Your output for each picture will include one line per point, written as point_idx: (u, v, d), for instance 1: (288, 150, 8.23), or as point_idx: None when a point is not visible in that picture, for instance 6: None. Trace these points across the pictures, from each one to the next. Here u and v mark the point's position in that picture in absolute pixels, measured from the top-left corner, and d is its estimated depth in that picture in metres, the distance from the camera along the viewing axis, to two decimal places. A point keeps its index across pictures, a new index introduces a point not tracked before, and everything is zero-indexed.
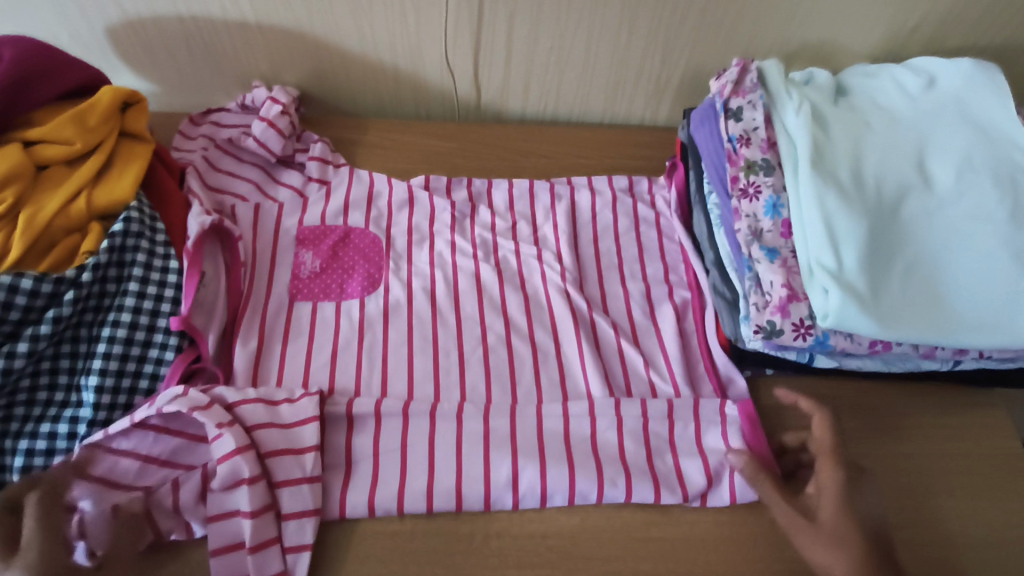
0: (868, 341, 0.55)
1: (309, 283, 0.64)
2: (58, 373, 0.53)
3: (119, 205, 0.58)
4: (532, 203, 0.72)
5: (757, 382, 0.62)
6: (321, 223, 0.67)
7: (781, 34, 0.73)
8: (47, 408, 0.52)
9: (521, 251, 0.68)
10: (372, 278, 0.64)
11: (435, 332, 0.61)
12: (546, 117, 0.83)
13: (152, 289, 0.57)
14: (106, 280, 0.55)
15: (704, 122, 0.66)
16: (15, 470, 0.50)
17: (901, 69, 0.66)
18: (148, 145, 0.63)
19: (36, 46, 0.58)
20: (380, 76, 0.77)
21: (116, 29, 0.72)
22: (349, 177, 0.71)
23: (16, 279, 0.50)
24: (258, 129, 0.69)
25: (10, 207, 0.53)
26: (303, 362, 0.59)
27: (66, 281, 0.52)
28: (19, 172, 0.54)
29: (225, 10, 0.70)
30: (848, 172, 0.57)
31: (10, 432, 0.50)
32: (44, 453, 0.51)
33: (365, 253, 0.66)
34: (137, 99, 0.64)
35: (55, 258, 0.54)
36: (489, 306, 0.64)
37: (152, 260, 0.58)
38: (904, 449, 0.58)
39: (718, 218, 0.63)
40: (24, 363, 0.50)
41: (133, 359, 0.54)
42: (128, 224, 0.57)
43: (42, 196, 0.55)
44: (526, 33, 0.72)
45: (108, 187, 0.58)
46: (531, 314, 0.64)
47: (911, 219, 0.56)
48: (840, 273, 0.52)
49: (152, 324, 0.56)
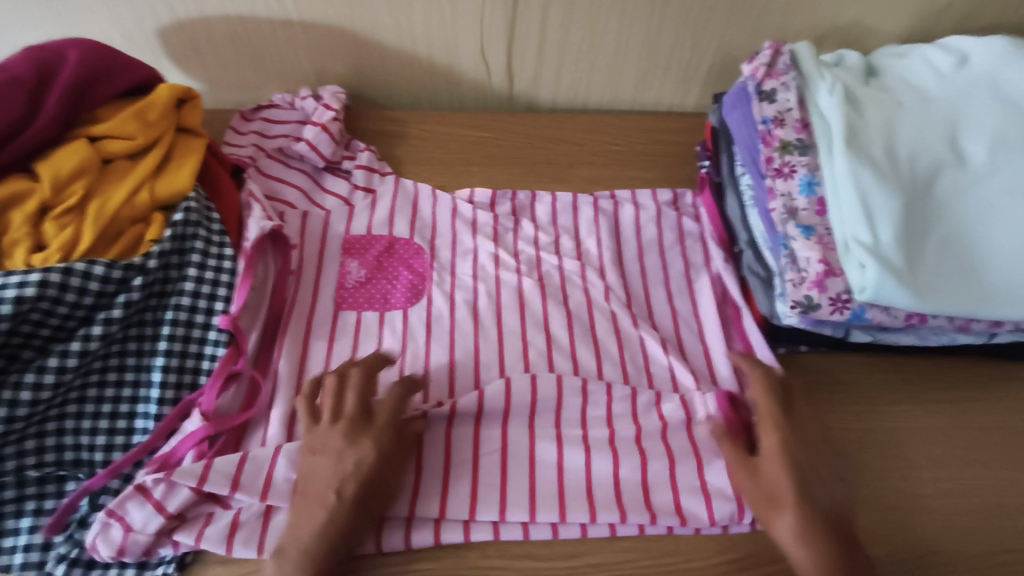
0: (905, 313, 0.56)
1: (354, 293, 0.65)
2: (127, 355, 0.56)
3: (178, 196, 0.61)
4: (575, 217, 0.72)
5: (793, 360, 0.63)
6: (367, 233, 0.69)
7: (811, 19, 0.74)
8: (119, 389, 0.55)
9: (565, 266, 0.68)
10: (416, 290, 0.66)
11: (477, 346, 0.62)
12: (577, 105, 0.84)
13: (209, 275, 0.60)
14: (169, 266, 0.58)
15: (736, 106, 0.67)
16: (99, 450, 0.54)
17: (932, 48, 0.66)
18: (201, 140, 0.67)
19: (99, 48, 0.62)
20: (416, 68, 0.79)
21: (166, 30, 0.75)
22: (394, 187, 0.73)
23: (89, 266, 0.53)
24: (310, 134, 0.72)
25: (80, 199, 0.57)
26: (351, 345, 0.62)
27: (135, 267, 0.55)
28: (87, 166, 0.58)
29: (270, 10, 0.73)
30: (881, 150, 0.58)
31: (89, 414, 0.54)
32: (125, 432, 0.55)
33: (409, 262, 0.68)
34: (193, 96, 0.67)
35: (121, 248, 0.57)
36: (532, 322, 0.64)
37: (209, 247, 0.61)
38: (939, 420, 0.59)
39: (752, 198, 0.64)
40: (99, 345, 0.54)
41: (194, 341, 0.58)
42: (187, 213, 0.60)
43: (108, 188, 0.59)
44: (559, 24, 0.74)
45: (168, 179, 0.62)
46: (568, 299, 0.66)
47: (945, 195, 0.57)
48: (876, 248, 0.54)
49: (210, 308, 0.59)
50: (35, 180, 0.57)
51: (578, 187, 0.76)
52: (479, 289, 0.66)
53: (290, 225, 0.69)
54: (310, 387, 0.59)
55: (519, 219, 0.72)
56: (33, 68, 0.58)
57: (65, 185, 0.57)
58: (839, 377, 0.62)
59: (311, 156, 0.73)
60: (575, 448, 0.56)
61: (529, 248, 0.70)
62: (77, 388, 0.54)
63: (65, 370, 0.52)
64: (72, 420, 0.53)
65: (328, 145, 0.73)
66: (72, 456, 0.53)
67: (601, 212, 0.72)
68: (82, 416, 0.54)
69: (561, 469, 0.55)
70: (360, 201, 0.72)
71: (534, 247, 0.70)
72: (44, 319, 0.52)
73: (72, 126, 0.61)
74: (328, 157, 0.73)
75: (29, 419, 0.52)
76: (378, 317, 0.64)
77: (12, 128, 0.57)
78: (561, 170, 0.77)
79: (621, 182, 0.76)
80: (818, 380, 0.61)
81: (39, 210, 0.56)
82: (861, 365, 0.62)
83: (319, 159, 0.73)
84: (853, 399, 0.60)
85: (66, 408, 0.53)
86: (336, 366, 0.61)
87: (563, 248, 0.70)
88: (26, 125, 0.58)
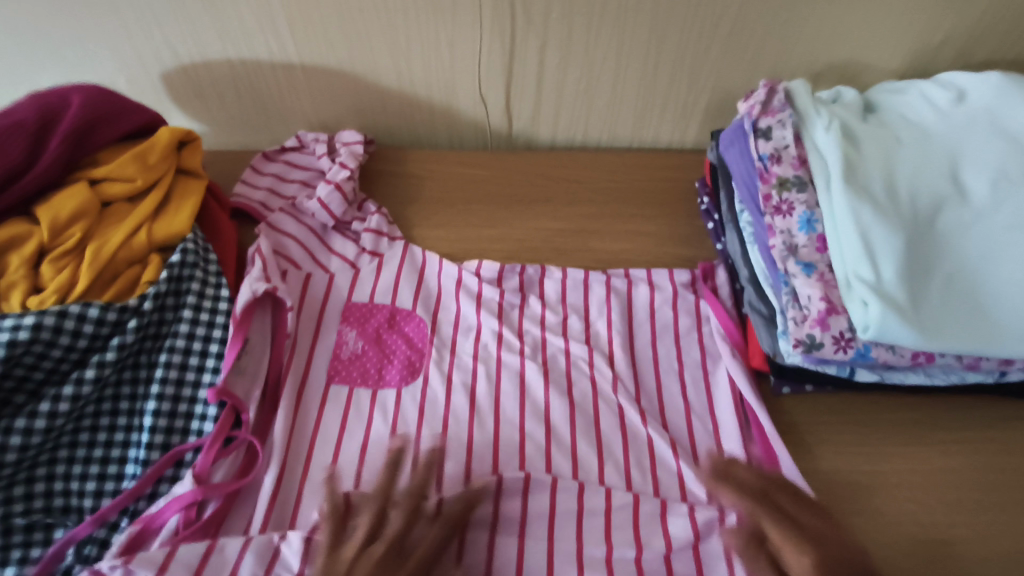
0: (911, 352, 0.55)
1: (348, 365, 0.64)
2: (121, 399, 0.55)
3: (177, 236, 0.62)
4: (586, 296, 0.68)
5: (798, 400, 0.61)
6: (370, 300, 0.68)
7: (807, 55, 0.74)
8: (112, 433, 0.54)
9: (571, 352, 0.65)
10: (412, 367, 0.63)
11: (473, 390, 0.62)
12: (576, 143, 0.85)
13: (204, 316, 0.60)
14: (165, 308, 0.58)
15: (733, 143, 0.67)
16: (88, 497, 0.53)
17: (929, 84, 0.66)
18: (201, 181, 0.67)
19: (104, 93, 0.64)
20: (416, 109, 0.80)
21: (171, 74, 0.77)
22: (402, 253, 0.71)
23: (84, 308, 0.53)
24: (324, 191, 0.72)
25: (78, 241, 0.57)
26: (341, 422, 0.60)
27: (130, 309, 0.55)
28: (86, 208, 0.58)
29: (273, 53, 0.74)
30: (881, 186, 0.57)
31: (80, 458, 0.53)
32: (114, 478, 0.54)
33: (411, 338, 0.66)
34: (193, 138, 0.68)
35: (117, 289, 0.57)
36: (530, 411, 0.61)
37: (206, 288, 0.61)
38: (953, 462, 0.57)
39: (752, 235, 0.64)
40: (91, 389, 0.53)
41: (188, 384, 0.57)
42: (184, 254, 0.60)
43: (106, 230, 0.59)
44: (556, 64, 0.75)
45: (167, 221, 0.62)
46: (571, 389, 0.63)
47: (948, 231, 0.56)
48: (878, 285, 0.53)
49: (205, 350, 0.59)
50: (34, 222, 0.57)
51: (577, 224, 0.75)
52: (476, 331, 0.66)
53: (290, 286, 0.68)
54: (293, 473, 0.57)
55: (518, 258, 0.72)
56: (37, 112, 0.59)
57: (64, 227, 0.57)
58: (848, 419, 0.60)
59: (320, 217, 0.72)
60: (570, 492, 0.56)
61: (535, 329, 0.66)
62: (68, 433, 0.53)
63: (57, 415, 0.52)
64: (62, 466, 0.53)
65: (341, 206, 0.72)
66: (61, 503, 0.52)
67: (613, 292, 0.68)
68: (73, 461, 0.53)
69: (553, 514, 0.55)
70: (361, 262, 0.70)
71: (539, 328, 0.66)
72: (37, 362, 0.52)
73: (74, 168, 0.62)
74: (338, 218, 0.72)
75: (18, 465, 0.51)
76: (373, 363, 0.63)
77: (13, 171, 0.58)
78: (560, 207, 0.76)
79: (620, 220, 0.76)
80: (826, 421, 0.60)
81: (38, 252, 0.56)
82: (871, 406, 0.60)
83: (330, 218, 0.72)
84: (861, 441, 0.58)
85: (57, 453, 0.53)
86: (328, 418, 0.60)
87: (570, 330, 0.66)
88: (28, 168, 0.59)
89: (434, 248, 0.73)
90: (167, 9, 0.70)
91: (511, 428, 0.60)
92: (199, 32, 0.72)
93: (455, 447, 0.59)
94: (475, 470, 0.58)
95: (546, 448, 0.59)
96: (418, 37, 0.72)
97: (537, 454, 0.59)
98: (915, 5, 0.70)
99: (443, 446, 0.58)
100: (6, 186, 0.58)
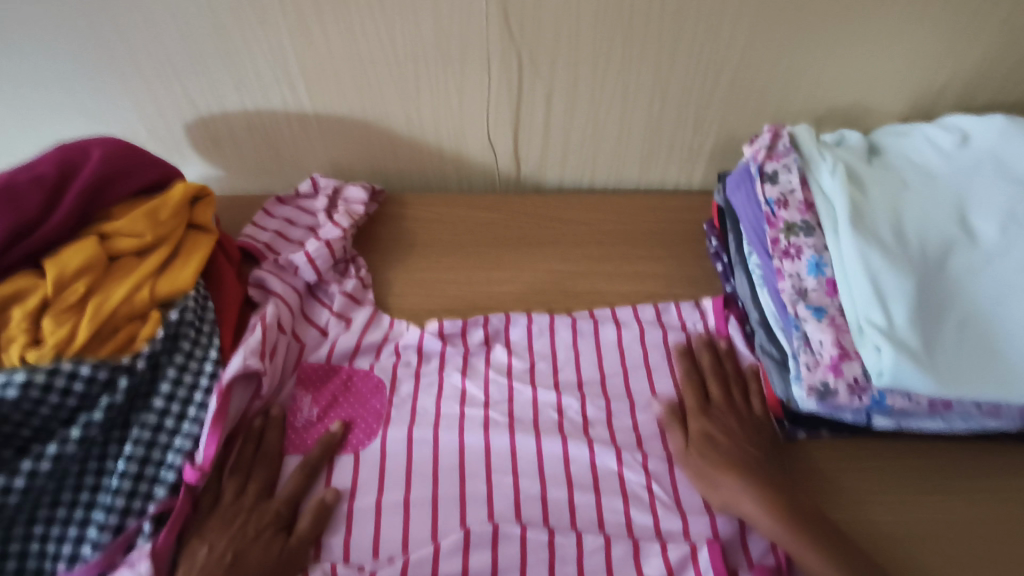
0: (927, 400, 0.55)
1: (304, 433, 0.61)
2: (105, 459, 0.55)
3: (179, 293, 0.63)
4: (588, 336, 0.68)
5: (814, 446, 0.60)
6: (327, 363, 0.66)
7: (809, 100, 0.75)
8: (92, 493, 0.54)
9: (563, 407, 0.63)
10: (369, 430, 0.61)
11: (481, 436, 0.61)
12: (583, 185, 0.86)
13: (189, 376, 0.59)
14: (156, 366, 0.59)
15: (739, 185, 0.68)
16: (63, 560, 0.52)
17: (932, 127, 0.67)
18: (212, 236, 0.68)
19: (125, 146, 0.66)
20: (426, 154, 0.82)
21: (189, 124, 0.80)
22: (370, 317, 0.69)
23: (77, 366, 0.54)
24: (314, 247, 0.70)
25: (82, 296, 0.58)
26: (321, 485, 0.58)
27: (123, 367, 0.56)
28: (93, 263, 0.59)
29: (287, 103, 0.77)
30: (889, 230, 0.57)
31: (58, 519, 0.53)
32: (89, 542, 0.53)
33: (365, 400, 0.64)
34: (205, 194, 0.70)
35: (115, 345, 0.57)
36: (524, 467, 0.59)
37: (195, 348, 0.61)
38: (976, 511, 0.55)
39: (760, 277, 0.64)
40: (76, 448, 0.53)
41: (158, 447, 0.56)
42: (182, 313, 0.61)
43: (110, 284, 0.60)
44: (563, 110, 0.77)
45: (171, 277, 0.63)
46: (567, 447, 0.60)
47: (958, 274, 0.56)
48: (891, 331, 0.52)
49: (183, 411, 0.58)
50: (40, 276, 0.59)
51: (584, 266, 0.75)
52: (482, 375, 0.65)
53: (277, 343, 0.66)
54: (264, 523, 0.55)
55: (526, 302, 0.72)
56: (55, 170, 0.61)
57: (69, 282, 0.58)
58: (866, 467, 0.58)
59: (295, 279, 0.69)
60: (568, 542, 0.54)
61: (536, 364, 0.66)
62: (49, 492, 0.53)
63: (37, 475, 0.52)
64: (41, 526, 0.52)
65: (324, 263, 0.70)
66: (34, 565, 0.52)
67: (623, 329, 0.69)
68: (51, 521, 0.53)
69: (553, 562, 0.53)
70: (362, 312, 0.69)
71: (547, 365, 0.66)
72: (26, 420, 0.52)
73: (87, 222, 0.64)
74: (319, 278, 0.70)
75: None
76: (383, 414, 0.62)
77: (27, 226, 0.59)
78: (567, 249, 0.77)
79: (628, 261, 0.76)
80: (842, 468, 0.58)
81: (40, 306, 0.57)
82: (889, 453, 0.59)
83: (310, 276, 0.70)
84: (879, 488, 0.57)
85: (36, 512, 0.52)
86: (330, 471, 0.59)
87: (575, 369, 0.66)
88: (42, 223, 0.60)
89: (399, 311, 0.71)
90: (186, 62, 0.73)
91: (508, 472, 0.58)
92: (216, 84, 0.75)
93: (447, 501, 0.57)
94: (469, 513, 0.56)
95: (544, 495, 0.57)
96: (428, 85, 0.74)
97: (535, 506, 0.57)
98: (917, 51, 0.71)
99: (441, 498, 0.57)
100: (19, 240, 0.59)
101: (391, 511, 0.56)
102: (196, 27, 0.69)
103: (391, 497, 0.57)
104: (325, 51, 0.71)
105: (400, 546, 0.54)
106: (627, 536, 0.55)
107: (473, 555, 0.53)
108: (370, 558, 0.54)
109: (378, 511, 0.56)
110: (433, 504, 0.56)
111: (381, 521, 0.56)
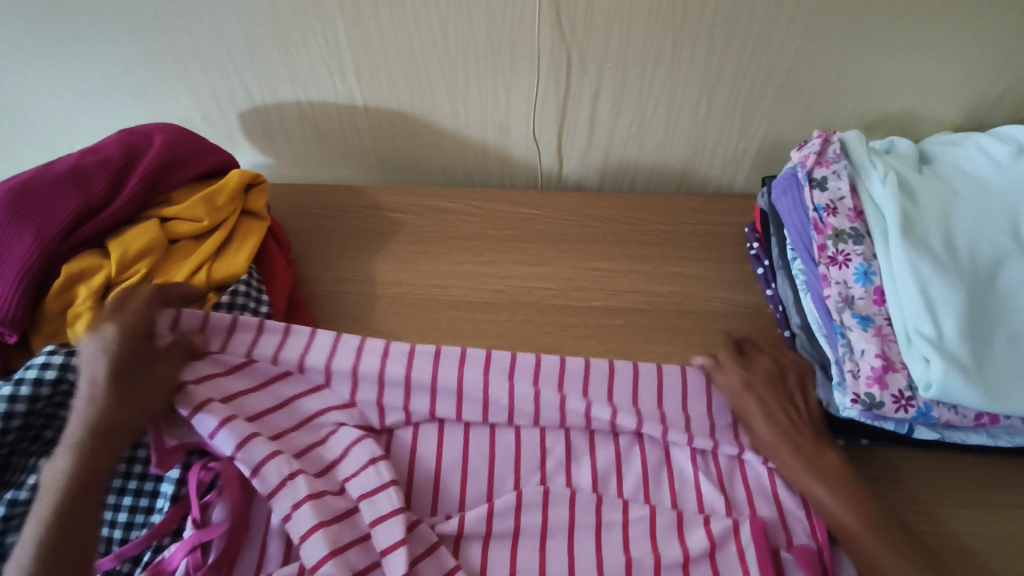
0: (974, 414, 0.54)
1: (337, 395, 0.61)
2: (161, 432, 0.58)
3: (233, 277, 0.65)
4: (628, 336, 0.69)
5: (854, 454, 0.60)
6: (359, 348, 0.61)
7: (859, 107, 0.75)
8: (145, 465, 0.57)
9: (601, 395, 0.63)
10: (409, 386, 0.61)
11: (536, 387, 0.61)
12: (624, 184, 0.87)
13: None
14: None
15: (786, 192, 0.67)
16: (120, 526, 0.55)
17: (987, 137, 0.66)
18: (265, 223, 0.70)
19: (184, 134, 0.69)
20: (471, 149, 0.84)
21: (244, 114, 0.82)
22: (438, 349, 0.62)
23: None
24: None
25: (143, 277, 0.61)
26: (353, 438, 0.59)
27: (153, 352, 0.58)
28: (154, 246, 0.62)
29: (338, 95, 0.78)
30: (941, 241, 0.57)
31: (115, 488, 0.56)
32: (145, 510, 0.56)
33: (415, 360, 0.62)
34: (260, 181, 0.72)
35: None
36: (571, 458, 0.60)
37: None
38: (1019, 529, 0.55)
39: (804, 283, 0.63)
40: None
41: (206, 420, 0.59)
42: (234, 296, 0.63)
43: (170, 268, 0.63)
44: (608, 110, 0.77)
45: (226, 261, 0.65)
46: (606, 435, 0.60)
47: (1010, 288, 0.55)
48: (940, 342, 0.52)
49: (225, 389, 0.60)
50: (106, 256, 0.62)
51: (624, 264, 0.75)
52: None
53: (279, 344, 0.61)
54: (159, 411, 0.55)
55: (566, 297, 0.72)
56: (117, 155, 0.64)
57: (131, 263, 0.61)
58: (909, 478, 0.58)
59: (368, 445, 0.58)
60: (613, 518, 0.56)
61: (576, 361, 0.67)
62: None
63: None
64: None
65: None
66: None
67: (659, 331, 0.69)
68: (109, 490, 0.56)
69: (600, 527, 0.55)
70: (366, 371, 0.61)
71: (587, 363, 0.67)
72: None
73: (148, 205, 0.66)
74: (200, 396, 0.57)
75: None
76: (457, 358, 0.62)
77: (91, 209, 0.62)
78: (607, 246, 0.77)
79: (669, 261, 0.75)
80: (879, 476, 0.58)
81: (105, 285, 0.60)
82: (931, 466, 0.59)
83: None
84: (921, 498, 0.56)
85: None
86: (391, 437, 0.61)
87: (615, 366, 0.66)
88: (105, 207, 0.63)
89: (445, 292, 0.73)
90: (244, 54, 0.75)
91: (560, 436, 0.61)
92: (272, 75, 0.77)
93: (503, 458, 0.60)
94: (522, 473, 0.59)
95: (593, 460, 0.59)
96: (476, 81, 0.75)
97: (585, 471, 0.59)
98: (977, 59, 0.69)
99: (494, 454, 0.60)
100: (85, 222, 0.62)
101: (449, 466, 0.59)
102: (255, 19, 0.71)
103: (450, 457, 0.60)
104: (379, 46, 0.72)
105: (457, 502, 0.57)
106: (672, 507, 0.57)
107: (522, 524, 0.55)
108: (429, 513, 0.57)
109: (438, 466, 0.59)
110: (489, 462, 0.59)
111: (439, 479, 0.59)
